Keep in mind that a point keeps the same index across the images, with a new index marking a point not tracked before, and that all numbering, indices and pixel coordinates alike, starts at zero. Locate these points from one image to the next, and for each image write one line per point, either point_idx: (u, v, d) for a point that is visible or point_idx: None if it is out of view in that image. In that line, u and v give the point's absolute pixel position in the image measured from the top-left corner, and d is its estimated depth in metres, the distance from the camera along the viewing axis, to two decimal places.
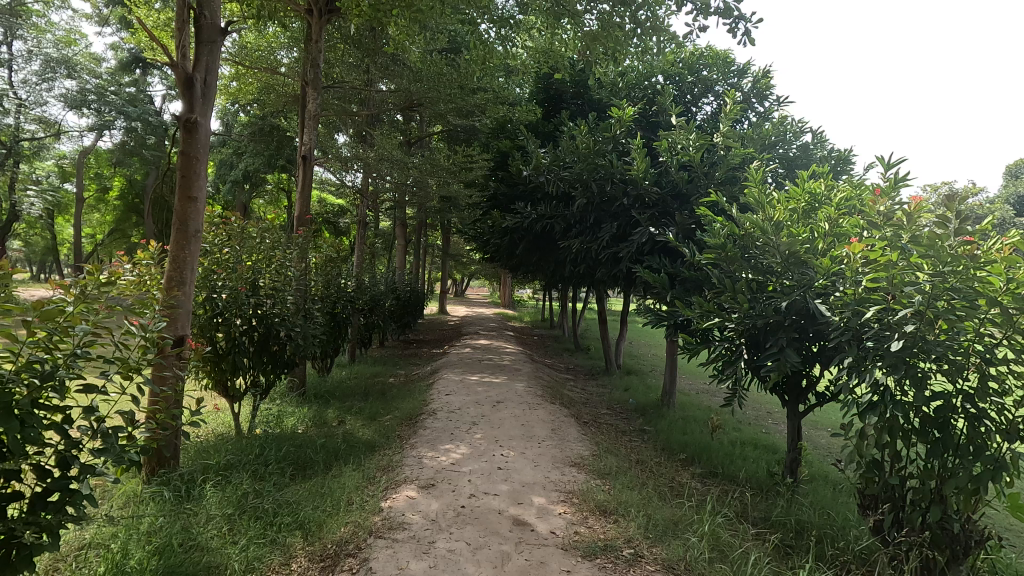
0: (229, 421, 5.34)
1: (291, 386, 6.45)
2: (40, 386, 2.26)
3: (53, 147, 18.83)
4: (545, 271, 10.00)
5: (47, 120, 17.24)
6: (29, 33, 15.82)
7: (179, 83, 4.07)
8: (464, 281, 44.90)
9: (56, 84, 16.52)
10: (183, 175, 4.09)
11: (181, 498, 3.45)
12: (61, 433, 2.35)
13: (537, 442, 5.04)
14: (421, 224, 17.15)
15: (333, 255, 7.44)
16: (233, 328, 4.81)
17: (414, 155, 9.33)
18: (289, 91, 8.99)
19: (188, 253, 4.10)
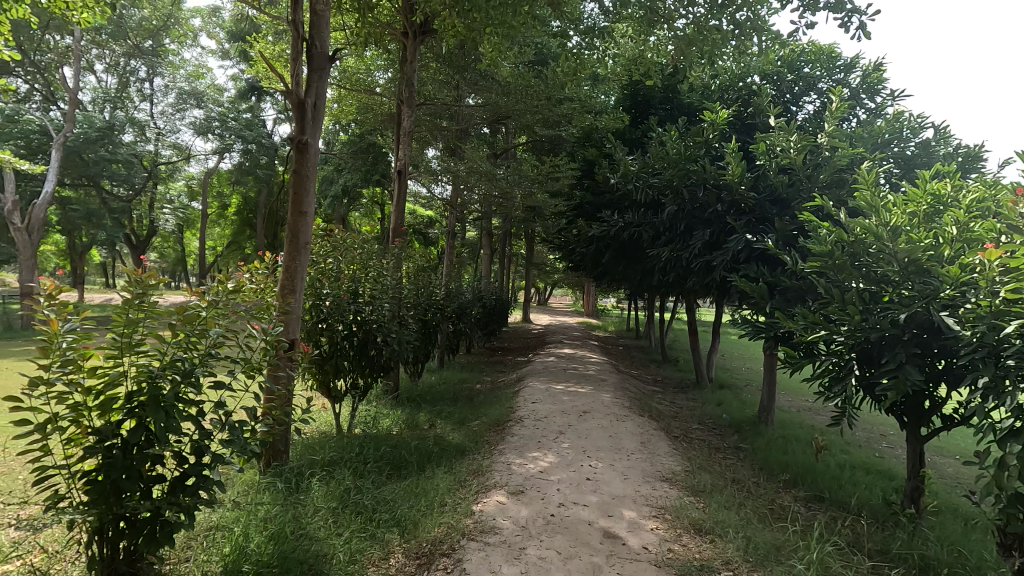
0: (331, 420, 5.71)
1: (385, 390, 6.79)
2: (180, 382, 2.60)
3: (184, 170, 21.22)
4: (631, 281, 9.79)
5: (179, 146, 19.42)
6: (166, 70, 18.60)
7: (292, 107, 4.44)
8: (547, 290, 45.06)
9: (188, 113, 19.00)
10: (295, 192, 4.46)
11: (291, 488, 3.75)
12: (196, 424, 2.68)
13: (626, 455, 4.93)
14: (506, 234, 17.44)
15: (424, 265, 7.76)
16: (335, 334, 5.18)
17: (501, 167, 9.52)
18: (384, 110, 9.54)
19: (299, 262, 4.46)
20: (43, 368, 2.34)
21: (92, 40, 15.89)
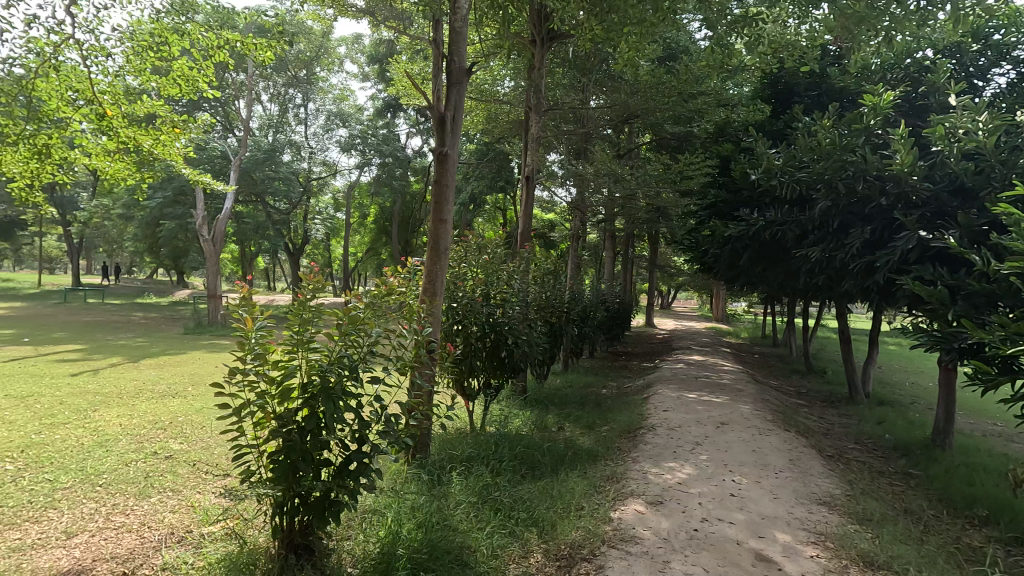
0: (465, 417, 5.96)
1: (514, 390, 6.96)
2: (346, 376, 2.88)
3: (332, 184, 23.58)
4: (771, 284, 9.08)
5: (328, 163, 21.60)
6: (318, 96, 20.89)
7: (434, 121, 4.71)
8: (670, 294, 43.32)
9: (335, 133, 21.10)
10: (436, 201, 4.71)
11: (434, 481, 3.97)
12: (358, 415, 2.94)
13: (774, 472, 4.56)
14: (629, 236, 17.07)
15: (551, 269, 7.85)
16: (469, 335, 5.38)
17: (627, 168, 9.35)
18: (511, 117, 9.82)
19: (439, 267, 4.71)
20: (240, 359, 2.75)
21: (260, 74, 18.25)
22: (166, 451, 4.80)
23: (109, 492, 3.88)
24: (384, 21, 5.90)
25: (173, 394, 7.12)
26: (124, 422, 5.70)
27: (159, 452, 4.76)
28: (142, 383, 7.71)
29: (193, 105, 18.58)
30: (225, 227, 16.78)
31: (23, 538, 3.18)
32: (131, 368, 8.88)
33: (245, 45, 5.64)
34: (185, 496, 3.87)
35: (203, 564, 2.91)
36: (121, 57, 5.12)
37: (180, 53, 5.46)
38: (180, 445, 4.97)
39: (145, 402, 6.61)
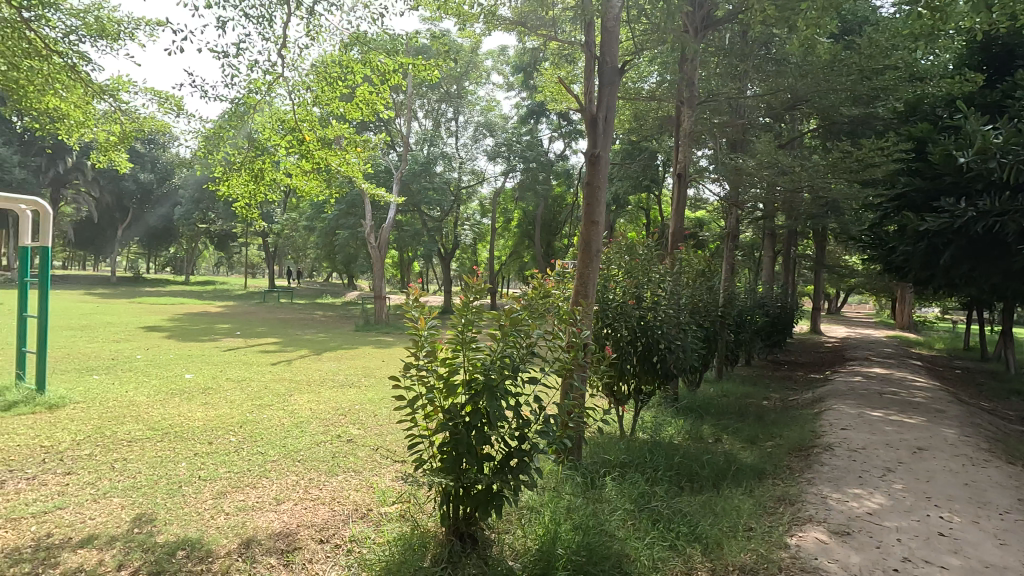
0: (615, 422, 5.86)
1: (666, 397, 6.69)
2: (507, 375, 2.98)
3: (479, 191, 24.82)
4: (982, 286, 7.62)
5: (476, 171, 22.81)
6: (468, 109, 22.20)
7: (586, 123, 4.70)
8: (839, 298, 38.52)
9: (483, 142, 21.97)
10: (588, 203, 4.68)
11: (588, 484, 3.95)
12: (518, 414, 3.02)
13: (996, 512, 3.80)
14: (791, 234, 15.53)
15: (706, 270, 7.42)
16: (620, 338, 5.27)
17: (793, 159, 8.51)
18: (660, 114, 9.51)
19: (591, 269, 4.66)
20: (414, 354, 2.99)
21: (417, 93, 20.18)
22: (348, 435, 5.40)
23: (306, 467, 4.47)
24: (538, 30, 6.06)
25: (350, 385, 8.00)
26: (313, 407, 6.54)
27: (342, 435, 5.38)
28: (326, 374, 8.80)
29: (363, 127, 20.91)
30: (388, 234, 18.57)
31: (245, 499, 3.79)
32: (316, 360, 10.18)
33: (413, 68, 6.14)
34: (365, 477, 4.31)
35: (383, 540, 3.21)
36: (314, 89, 5.88)
37: (360, 81, 6.10)
38: (358, 431, 5.57)
39: (328, 391, 7.52)
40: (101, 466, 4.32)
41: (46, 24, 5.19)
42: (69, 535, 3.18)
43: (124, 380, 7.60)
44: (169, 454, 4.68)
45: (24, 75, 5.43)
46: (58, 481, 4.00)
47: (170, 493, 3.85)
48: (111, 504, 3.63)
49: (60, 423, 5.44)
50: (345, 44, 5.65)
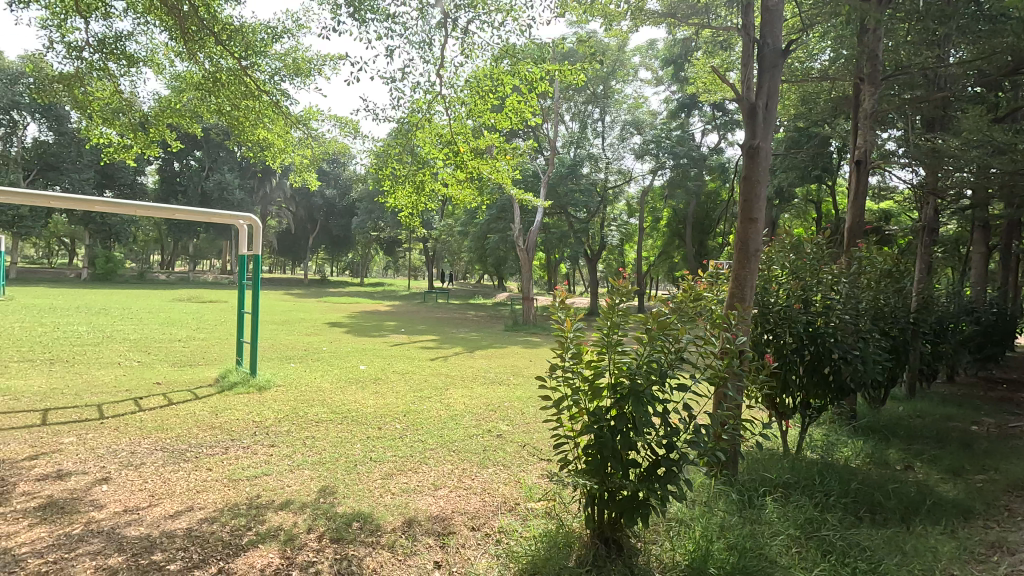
0: (777, 438, 5.35)
1: (840, 414, 5.93)
2: (655, 380, 2.90)
3: (627, 191, 24.32)
4: None
5: (623, 170, 22.41)
6: (615, 108, 21.95)
7: (744, 113, 4.35)
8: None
9: (630, 141, 21.45)
10: (745, 199, 4.32)
11: (745, 503, 3.66)
12: (666, 421, 2.92)
13: None
14: (1013, 225, 12.77)
15: (894, 270, 6.43)
16: (783, 345, 4.79)
17: (1016, 134, 7.01)
18: (834, 95, 8.47)
19: (749, 270, 4.29)
20: (559, 355, 3.04)
21: (564, 97, 20.47)
22: (498, 430, 5.66)
23: (460, 458, 4.78)
24: (689, 19, 5.78)
25: (500, 383, 8.37)
26: (467, 402, 6.96)
27: (492, 430, 5.65)
28: (479, 371, 9.30)
29: (512, 134, 21.76)
30: (535, 237, 19.06)
31: (408, 482, 4.17)
32: (469, 358, 10.80)
33: (560, 73, 6.24)
34: (513, 472, 4.48)
35: (530, 535, 3.31)
36: (468, 104, 6.28)
37: (510, 91, 6.36)
38: (507, 427, 5.80)
39: (480, 387, 7.95)
40: (297, 442, 5.07)
41: (258, 69, 6.22)
42: (273, 498, 3.78)
43: (313, 369, 8.81)
44: (347, 435, 5.34)
45: (242, 113, 6.58)
46: (265, 451, 4.78)
47: (348, 469, 4.39)
48: (303, 475, 4.24)
49: (266, 403, 6.49)
50: (496, 57, 5.93)
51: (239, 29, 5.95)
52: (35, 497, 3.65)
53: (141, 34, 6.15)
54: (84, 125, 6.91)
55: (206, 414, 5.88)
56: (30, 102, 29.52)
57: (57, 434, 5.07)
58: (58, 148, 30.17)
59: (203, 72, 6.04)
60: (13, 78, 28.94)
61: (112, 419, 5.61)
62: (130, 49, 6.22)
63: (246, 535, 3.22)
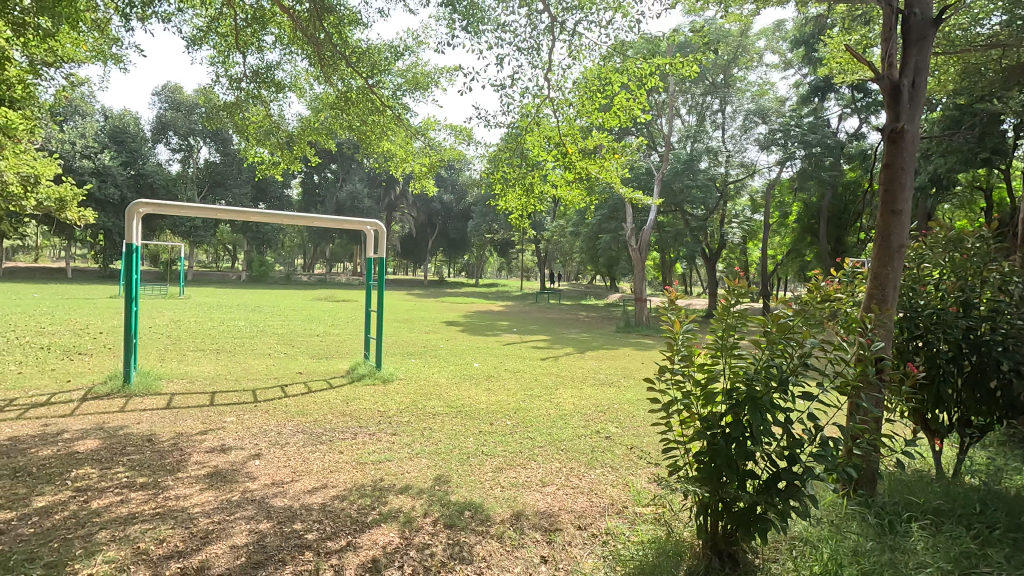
0: (929, 459, 4.71)
1: (1013, 435, 5.08)
2: (774, 388, 2.70)
3: (750, 185, 22.72)
4: None
5: (746, 163, 21.01)
6: (736, 97, 20.66)
7: (885, 95, 3.90)
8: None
9: (754, 131, 20.00)
10: (886, 189, 3.86)
11: (885, 528, 3.27)
12: (787, 432, 2.70)
13: None
14: None
15: None
16: (937, 354, 4.17)
17: None
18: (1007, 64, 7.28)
19: (893, 269, 3.82)
20: (668, 358, 2.95)
21: (679, 90, 19.66)
22: (607, 432, 5.61)
23: (568, 457, 4.81)
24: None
25: (610, 384, 8.27)
26: (576, 402, 6.97)
27: (601, 432, 5.61)
28: (589, 372, 9.26)
29: (625, 132, 21.34)
30: (649, 236, 18.49)
31: (517, 477, 4.29)
32: (580, 359, 10.79)
33: (672, 66, 6.02)
34: (622, 474, 4.42)
35: (638, 539, 3.25)
36: (577, 105, 6.30)
37: (619, 89, 6.26)
38: (617, 429, 5.72)
39: (590, 388, 7.91)
40: (416, 432, 5.42)
41: (383, 86, 6.74)
42: (394, 482, 4.09)
43: (432, 365, 9.34)
44: (462, 428, 5.61)
45: (369, 127, 7.16)
46: (388, 439, 5.18)
47: (462, 461, 4.62)
48: (421, 463, 4.53)
49: (390, 394, 7.01)
50: (605, 56, 5.87)
51: (367, 51, 6.49)
52: (205, 466, 4.29)
53: (287, 63, 6.94)
54: (242, 146, 7.95)
55: (338, 402, 6.49)
56: (203, 129, 34.52)
57: (222, 413, 5.90)
58: (223, 167, 34.91)
59: (336, 92, 6.67)
60: (190, 109, 34.01)
61: (263, 403, 6.40)
62: (278, 76, 7.05)
63: (370, 513, 3.52)
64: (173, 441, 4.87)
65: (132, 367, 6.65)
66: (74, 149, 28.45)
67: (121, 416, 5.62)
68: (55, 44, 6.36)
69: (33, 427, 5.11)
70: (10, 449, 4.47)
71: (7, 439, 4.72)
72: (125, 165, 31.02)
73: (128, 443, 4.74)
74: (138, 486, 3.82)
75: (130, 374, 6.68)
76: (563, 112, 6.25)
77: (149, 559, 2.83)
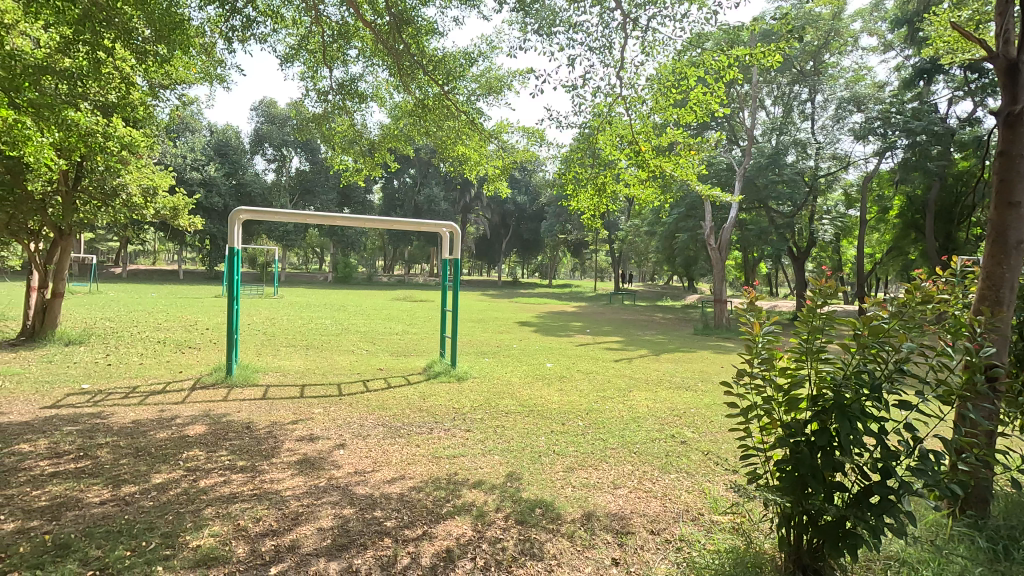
0: None
1: None
2: (866, 395, 2.50)
3: (843, 178, 21.15)
4: None
5: (839, 155, 19.53)
6: (827, 85, 19.31)
7: (999, 74, 3.52)
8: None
9: (848, 121, 18.58)
10: (1001, 179, 3.48)
11: (999, 555, 2.95)
12: (881, 443, 2.49)
13: None
14: None
15: None
16: None
17: None
18: None
19: (1009, 268, 3.43)
20: (747, 361, 2.83)
21: (763, 80, 18.68)
22: (682, 437, 5.45)
23: (641, 460, 4.73)
24: None
25: (686, 387, 8.02)
26: (650, 405, 6.83)
27: (676, 436, 5.46)
28: (665, 375, 9.02)
29: (704, 126, 20.56)
30: (729, 235, 17.68)
31: (588, 478, 4.27)
32: (655, 361, 10.53)
33: (753, 57, 5.75)
34: (698, 480, 4.28)
35: (713, 548, 3.14)
36: (651, 101, 6.17)
37: (695, 83, 6.06)
38: (693, 434, 5.55)
39: (665, 391, 7.72)
40: (488, 429, 5.54)
41: (457, 91, 6.92)
42: (468, 477, 4.21)
43: (505, 364, 9.48)
44: (533, 427, 5.67)
45: (445, 132, 7.39)
46: (462, 435, 5.32)
47: (534, 459, 4.66)
48: (493, 460, 4.62)
49: (464, 391, 7.20)
50: (680, 50, 5.72)
51: (443, 59, 6.69)
52: (296, 453, 4.61)
53: (370, 75, 7.31)
54: (329, 155, 8.46)
55: (415, 398, 6.75)
56: (294, 140, 37.02)
57: (310, 405, 6.32)
58: (312, 174, 37.22)
59: (413, 100, 6.94)
60: (283, 122, 36.54)
61: (347, 397, 6.78)
62: (361, 87, 7.44)
63: (445, 505, 3.65)
64: (268, 429, 5.28)
65: (233, 360, 7.26)
66: (185, 162, 31.43)
67: (223, 405, 6.16)
68: (171, 68, 7.09)
69: (152, 411, 5.73)
70: (134, 431, 5.03)
71: (131, 422, 5.33)
72: (227, 175, 33.86)
73: (230, 429, 5.19)
74: (238, 468, 4.19)
75: (231, 366, 7.30)
76: (637, 108, 6.14)
77: (248, 535, 3.10)
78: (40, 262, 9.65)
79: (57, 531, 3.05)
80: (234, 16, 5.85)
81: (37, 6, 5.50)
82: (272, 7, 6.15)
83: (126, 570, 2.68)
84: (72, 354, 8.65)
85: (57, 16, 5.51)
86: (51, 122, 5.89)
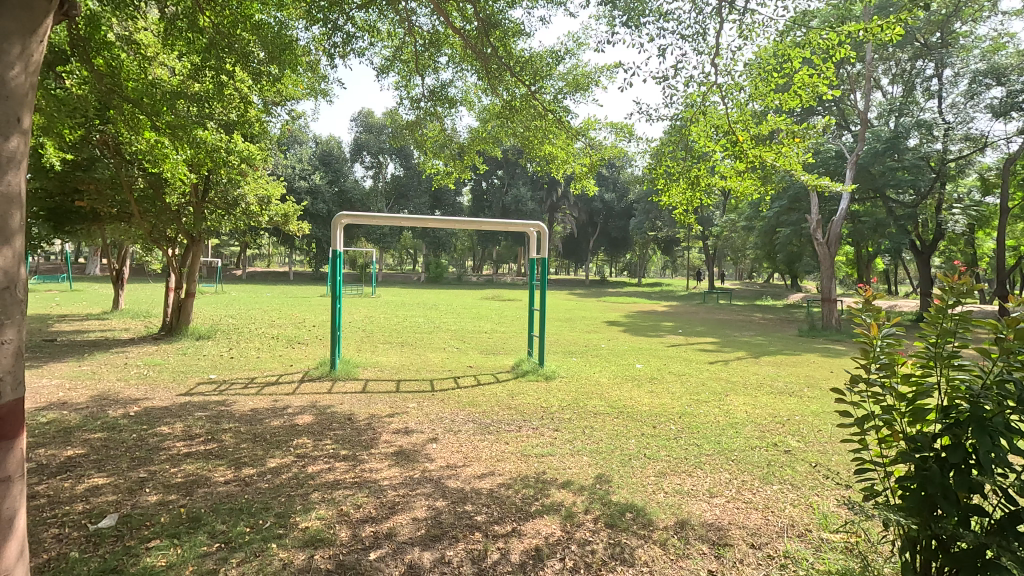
0: None
1: None
2: (1010, 407, 2.16)
3: (978, 162, 18.69)
4: None
5: (974, 136, 17.02)
6: (958, 56, 17.08)
7: None
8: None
9: (984, 97, 16.40)
10: None
11: None
12: None
13: None
14: None
15: None
16: None
17: None
18: None
19: None
20: (863, 366, 2.58)
21: (879, 57, 17.06)
22: (785, 446, 5.09)
23: (739, 469, 4.47)
24: None
25: (791, 393, 7.46)
26: (749, 410, 6.43)
27: (779, 444, 5.11)
28: (766, 378, 8.46)
29: (809, 112, 19.07)
30: (839, 228, 16.16)
31: (682, 484, 4.11)
32: (754, 363, 9.90)
33: (869, 32, 5.21)
34: (804, 494, 3.97)
35: (824, 569, 2.90)
36: (750, 88, 5.81)
37: (800, 65, 5.63)
38: (798, 443, 5.16)
39: (766, 396, 7.22)
40: (576, 429, 5.50)
41: (544, 91, 6.91)
42: (556, 476, 4.20)
43: (593, 364, 9.35)
44: (623, 429, 5.55)
45: (533, 132, 7.42)
46: (551, 434, 5.32)
47: (625, 462, 4.57)
48: (582, 460, 4.57)
49: (552, 391, 7.19)
50: (782, 31, 5.35)
51: (529, 59, 6.73)
52: (393, 445, 4.85)
53: (459, 80, 7.48)
54: (422, 160, 8.75)
55: (505, 396, 6.84)
56: (390, 147, 38.91)
57: (405, 399, 6.62)
58: (406, 179, 38.96)
59: (502, 101, 7.02)
60: (380, 130, 38.61)
61: (440, 393, 7.02)
62: (451, 93, 7.65)
63: (534, 504, 3.66)
64: (368, 421, 5.58)
65: (336, 355, 7.76)
66: (294, 172, 34.33)
67: (329, 397, 6.61)
68: (283, 86, 7.72)
69: (267, 401, 6.28)
70: (253, 418, 5.54)
71: (250, 410, 5.86)
72: (331, 183, 36.37)
73: (335, 420, 5.56)
74: (342, 457, 4.47)
75: (335, 362, 7.81)
76: (738, 95, 5.77)
77: (350, 520, 3.30)
78: (177, 266, 10.91)
79: (189, 505, 3.42)
80: (336, 33, 6.24)
81: (173, 40, 6.25)
82: (369, 22, 6.49)
83: (246, 545, 2.95)
84: (202, 348, 9.69)
85: (188, 46, 6.24)
86: (184, 140, 6.66)
